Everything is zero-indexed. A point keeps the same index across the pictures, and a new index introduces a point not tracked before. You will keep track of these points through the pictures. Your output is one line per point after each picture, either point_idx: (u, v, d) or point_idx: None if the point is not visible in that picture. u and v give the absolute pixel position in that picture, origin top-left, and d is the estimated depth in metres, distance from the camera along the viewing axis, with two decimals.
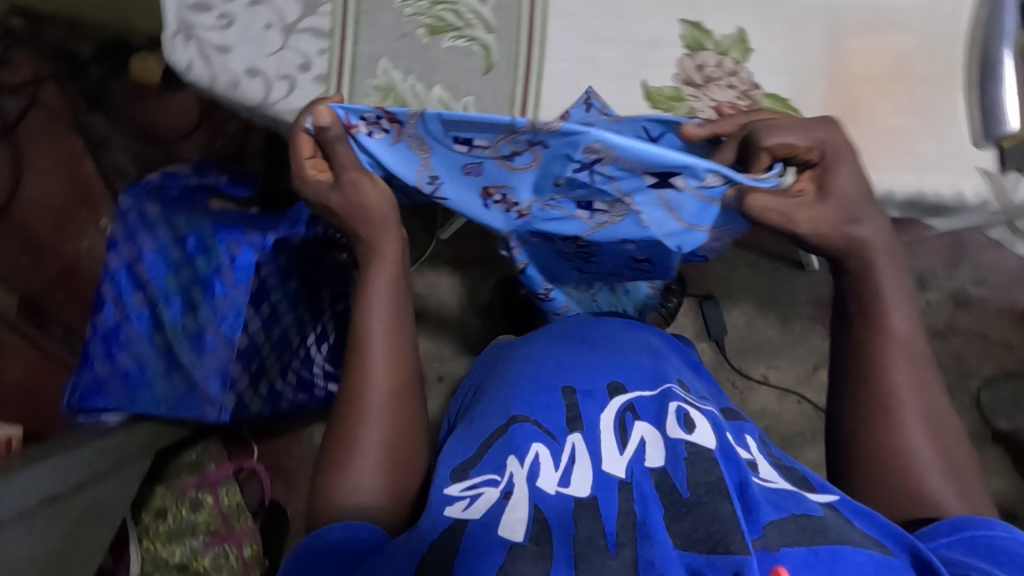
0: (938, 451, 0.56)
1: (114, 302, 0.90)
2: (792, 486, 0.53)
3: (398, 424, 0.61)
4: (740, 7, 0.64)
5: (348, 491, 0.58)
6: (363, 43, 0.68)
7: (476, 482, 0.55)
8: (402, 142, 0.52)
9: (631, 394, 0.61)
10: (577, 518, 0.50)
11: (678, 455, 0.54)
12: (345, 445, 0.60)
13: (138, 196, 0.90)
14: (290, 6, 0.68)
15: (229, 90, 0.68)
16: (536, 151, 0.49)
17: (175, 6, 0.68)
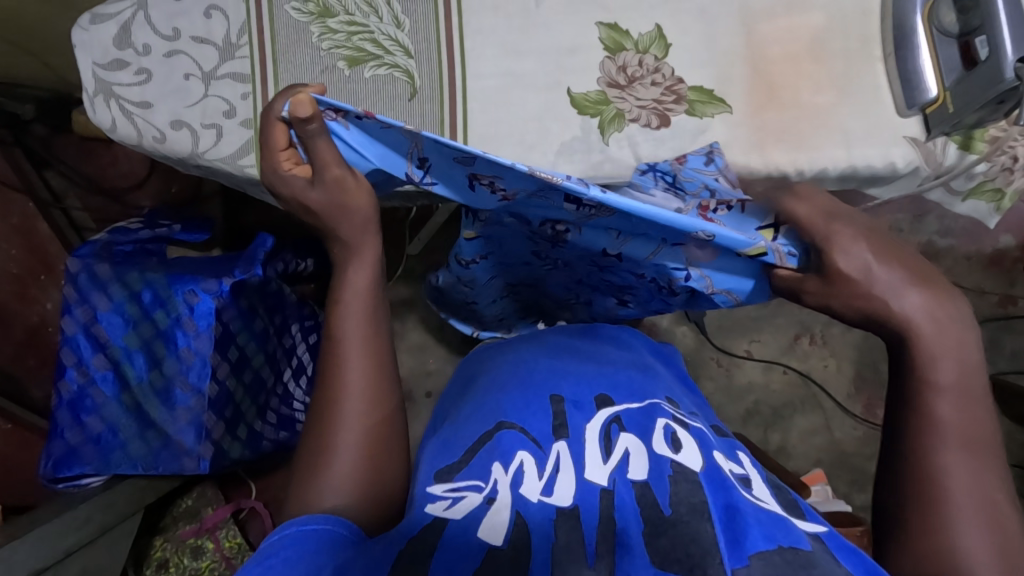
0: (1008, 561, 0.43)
1: (75, 367, 0.89)
2: (782, 510, 0.49)
3: (379, 425, 0.56)
4: (653, 5, 0.66)
5: (326, 487, 0.52)
6: (285, 82, 0.67)
7: (460, 485, 0.52)
8: (390, 129, 0.49)
9: (618, 406, 0.60)
10: (559, 522, 0.46)
11: (662, 472, 0.51)
12: (323, 441, 0.54)
13: (86, 257, 0.89)
14: (206, 53, 0.67)
15: (157, 146, 0.68)
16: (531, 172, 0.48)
17: (91, 67, 0.67)
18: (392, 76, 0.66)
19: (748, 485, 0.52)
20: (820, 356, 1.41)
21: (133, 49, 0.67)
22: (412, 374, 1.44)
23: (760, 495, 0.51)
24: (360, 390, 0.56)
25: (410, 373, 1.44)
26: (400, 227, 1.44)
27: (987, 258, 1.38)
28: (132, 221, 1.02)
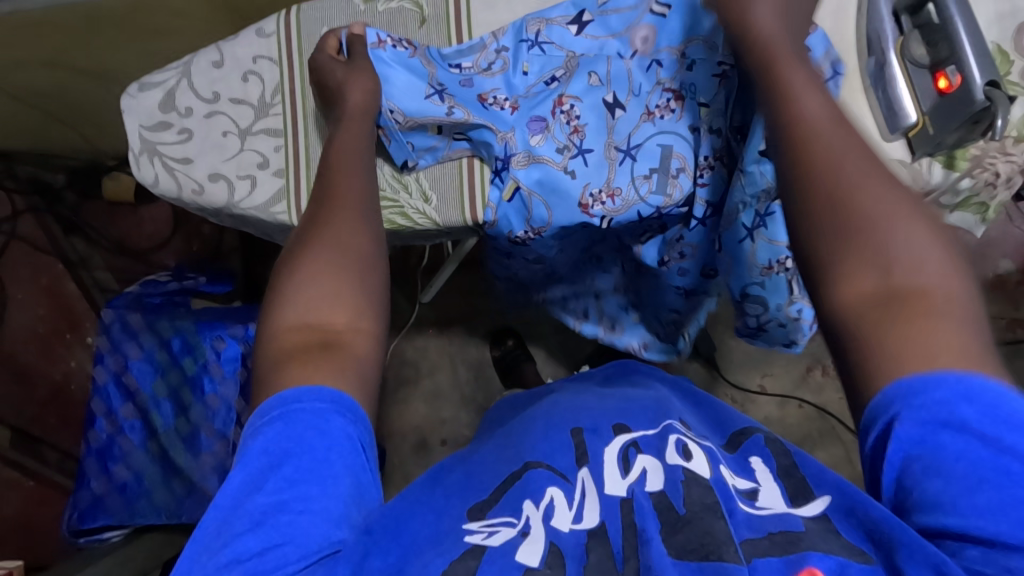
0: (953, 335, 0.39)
1: (105, 416, 0.91)
2: (786, 505, 0.46)
3: (336, 306, 0.49)
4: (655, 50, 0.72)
5: (293, 321, 0.48)
6: (314, 136, 0.73)
7: (494, 522, 0.47)
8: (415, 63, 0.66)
9: (634, 432, 0.55)
10: (590, 544, 0.45)
11: (675, 478, 0.48)
12: (283, 287, 0.50)
13: (120, 309, 0.93)
14: (243, 113, 0.73)
15: (195, 197, 0.73)
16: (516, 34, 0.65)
17: (137, 129, 0.73)
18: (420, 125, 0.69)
19: (755, 497, 0.47)
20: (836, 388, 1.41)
21: (177, 111, 0.73)
22: (427, 422, 1.44)
23: (766, 498, 0.47)
24: (330, 248, 0.51)
25: (426, 421, 1.44)
26: (413, 275, 1.48)
27: (991, 282, 1.42)
28: (161, 275, 1.06)
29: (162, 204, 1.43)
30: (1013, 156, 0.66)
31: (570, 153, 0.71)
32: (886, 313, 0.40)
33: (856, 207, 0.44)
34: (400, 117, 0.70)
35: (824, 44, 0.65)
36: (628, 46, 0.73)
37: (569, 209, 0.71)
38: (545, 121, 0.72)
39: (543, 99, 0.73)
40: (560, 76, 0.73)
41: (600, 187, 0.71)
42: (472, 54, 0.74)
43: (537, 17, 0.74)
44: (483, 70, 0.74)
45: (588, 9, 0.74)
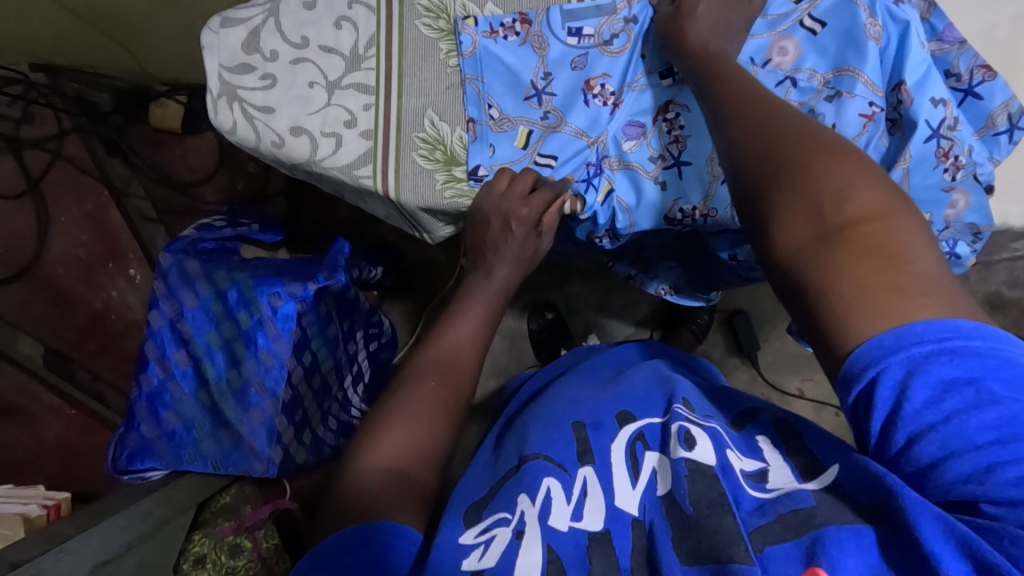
0: (870, 259, 0.37)
1: (158, 361, 0.89)
2: (792, 479, 0.43)
3: (422, 425, 0.52)
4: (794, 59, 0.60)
5: (383, 448, 0.49)
6: (408, 96, 0.66)
7: (489, 524, 0.46)
8: (528, 43, 0.64)
9: (641, 422, 0.53)
10: (592, 551, 0.43)
11: (678, 473, 0.45)
12: (383, 415, 0.52)
13: (177, 253, 0.89)
14: (333, 63, 0.67)
15: (274, 150, 0.68)
16: (628, 33, 0.63)
17: (217, 68, 0.67)
18: (515, 125, 0.65)
19: (764, 478, 0.44)
20: None
21: (261, 54, 0.67)
22: None
23: (776, 478, 0.44)
24: (435, 389, 0.54)
25: None
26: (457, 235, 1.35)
27: None
28: (215, 219, 1.02)
29: (209, 136, 1.37)
30: None
31: (664, 163, 0.64)
32: (820, 263, 0.39)
33: (779, 164, 0.44)
34: (496, 115, 0.65)
35: (1005, 94, 0.57)
36: (763, 52, 0.61)
37: (653, 218, 0.64)
38: (643, 127, 0.64)
39: (648, 102, 0.64)
40: (677, 73, 0.62)
41: (694, 204, 0.62)
42: (598, 16, 0.63)
43: None
44: (602, 43, 0.63)
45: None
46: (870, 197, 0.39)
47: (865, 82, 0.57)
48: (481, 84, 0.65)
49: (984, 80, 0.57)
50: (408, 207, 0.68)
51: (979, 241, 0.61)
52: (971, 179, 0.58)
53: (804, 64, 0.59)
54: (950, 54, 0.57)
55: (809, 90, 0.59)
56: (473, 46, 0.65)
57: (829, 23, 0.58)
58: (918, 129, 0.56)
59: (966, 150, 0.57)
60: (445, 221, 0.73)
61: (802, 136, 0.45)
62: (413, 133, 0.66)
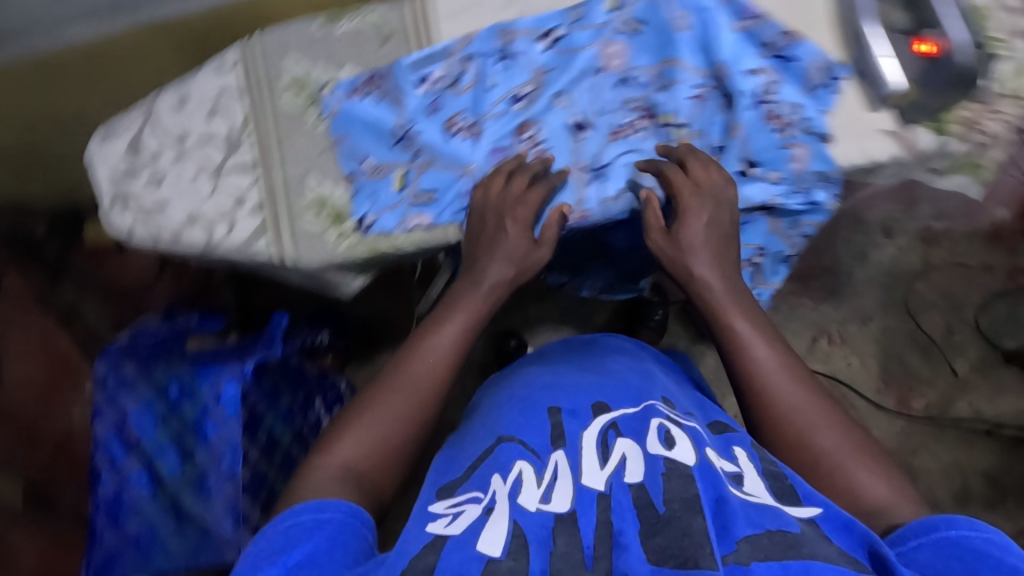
0: (832, 442, 0.54)
1: (109, 470, 0.88)
2: (773, 499, 0.47)
3: (390, 431, 0.57)
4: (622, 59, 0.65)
5: (348, 445, 0.56)
6: (288, 166, 0.70)
7: (460, 499, 0.51)
8: (384, 99, 0.69)
9: (614, 412, 0.57)
10: (557, 530, 0.45)
11: (655, 471, 0.48)
12: (356, 413, 0.58)
13: (113, 359, 0.91)
14: (213, 151, 0.71)
15: (173, 242, 0.71)
16: (472, 69, 0.68)
17: (107, 179, 0.72)
18: (390, 171, 0.69)
19: (740, 482, 0.48)
20: (843, 355, 1.37)
21: (145, 157, 0.72)
22: None
23: (752, 486, 0.48)
24: (398, 402, 0.59)
25: None
26: (408, 287, 1.39)
27: (985, 233, 1.39)
28: (151, 319, 1.04)
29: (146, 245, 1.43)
30: (1000, 111, 0.61)
31: (533, 177, 0.67)
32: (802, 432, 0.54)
33: (761, 373, 0.57)
34: (370, 166, 0.69)
35: (815, 52, 0.62)
36: (597, 60, 0.65)
37: (536, 230, 0.67)
38: (507, 150, 0.67)
39: (506, 126, 0.67)
40: (526, 94, 0.67)
41: (570, 205, 0.66)
42: (439, 62, 0.68)
43: (507, 27, 0.67)
44: (450, 84, 0.68)
45: (556, 24, 0.66)
46: (863, 469, 0.52)
47: (685, 68, 0.63)
48: (351, 142, 0.69)
49: (792, 44, 0.62)
50: (311, 267, 0.71)
51: (832, 186, 0.65)
52: (806, 133, 0.63)
53: (634, 63, 0.65)
54: (756, 28, 0.62)
55: (645, 85, 0.65)
56: (335, 109, 0.69)
57: (647, 22, 0.64)
58: (741, 99, 0.62)
59: (789, 108, 0.62)
60: (355, 272, 0.76)
61: (789, 381, 0.56)
62: (299, 199, 0.70)
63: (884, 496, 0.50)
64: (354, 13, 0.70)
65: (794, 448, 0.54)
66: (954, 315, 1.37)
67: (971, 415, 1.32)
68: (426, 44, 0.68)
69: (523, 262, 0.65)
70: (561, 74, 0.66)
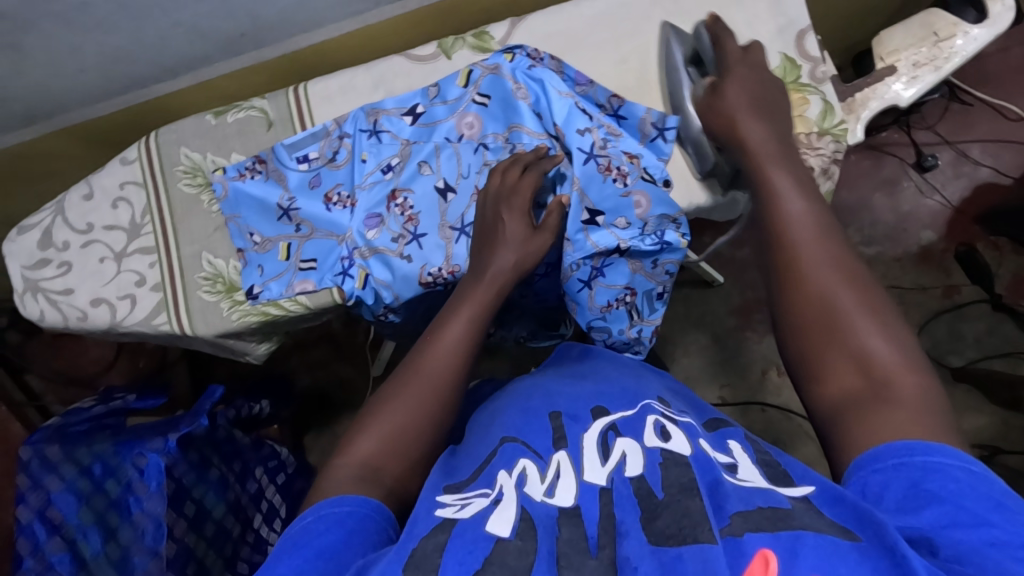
0: (866, 324, 0.48)
1: (32, 554, 0.88)
2: (768, 482, 0.43)
3: (414, 419, 0.55)
4: (476, 128, 0.72)
5: (366, 449, 0.52)
6: (185, 245, 0.76)
7: (468, 493, 0.47)
8: (270, 179, 0.75)
9: (613, 416, 0.54)
10: (561, 521, 0.42)
11: (654, 461, 0.45)
12: (376, 411, 0.55)
13: (37, 443, 0.92)
14: (117, 237, 0.77)
15: (80, 324, 0.76)
16: (346, 145, 0.75)
17: (20, 270, 0.77)
18: (277, 243, 0.74)
19: (734, 470, 0.45)
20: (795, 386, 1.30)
21: (55, 247, 0.78)
22: None
23: (745, 472, 0.45)
24: (417, 390, 0.56)
25: None
26: (361, 352, 1.42)
27: (915, 255, 1.33)
28: (87, 400, 1.07)
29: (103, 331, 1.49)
30: (820, 149, 0.66)
31: (405, 240, 0.72)
32: (833, 323, 0.48)
33: (794, 265, 0.52)
34: (258, 239, 0.74)
35: (643, 107, 0.69)
36: (456, 130, 0.72)
37: (411, 288, 0.71)
38: (381, 216, 0.73)
39: (378, 194, 0.73)
40: (396, 165, 0.73)
41: (440, 265, 0.70)
42: (316, 142, 0.75)
43: (374, 107, 0.74)
44: (328, 161, 0.75)
45: (418, 102, 0.74)
46: (869, 331, 0.47)
47: (529, 131, 0.69)
48: (240, 220, 0.75)
49: (621, 104, 0.69)
50: (207, 337, 0.76)
51: (682, 225, 0.69)
52: (642, 181, 0.68)
53: (487, 130, 0.71)
54: (589, 92, 0.70)
55: (499, 149, 0.71)
56: (225, 190, 0.75)
57: (492, 94, 0.70)
58: (575, 156, 0.67)
59: (624, 160, 0.68)
60: (257, 339, 0.80)
61: (814, 241, 0.52)
62: (195, 275, 0.75)
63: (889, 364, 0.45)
64: (238, 106, 0.77)
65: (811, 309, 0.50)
66: None
67: None
68: (305, 127, 0.76)
69: (526, 249, 0.65)
70: (425, 144, 0.73)
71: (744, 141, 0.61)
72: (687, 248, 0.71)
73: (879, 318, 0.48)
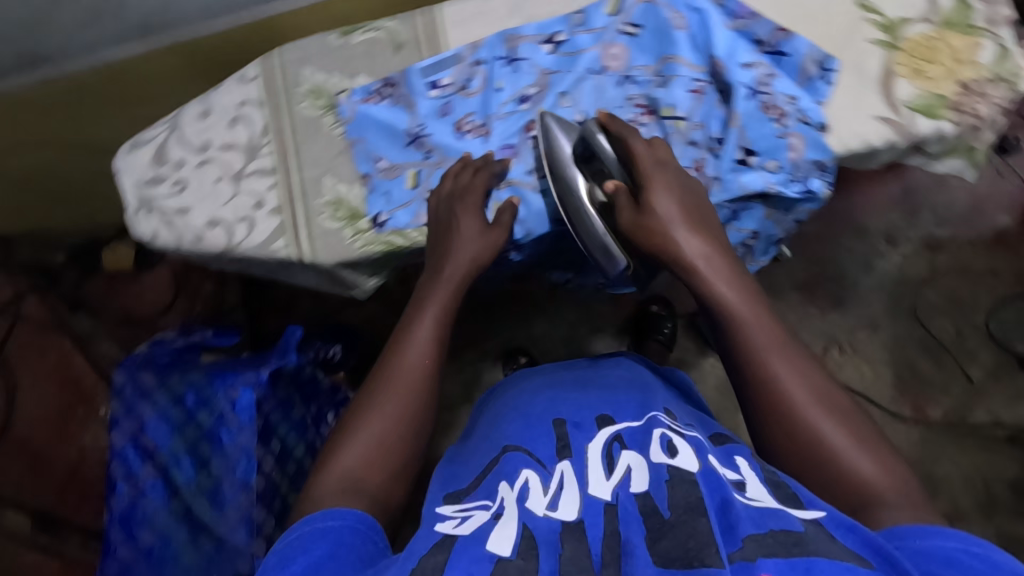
0: (850, 440, 0.50)
1: (126, 480, 0.89)
2: (778, 502, 0.44)
3: (390, 432, 0.56)
4: (623, 58, 0.68)
5: (341, 467, 0.54)
6: (306, 169, 0.73)
7: (469, 507, 0.51)
8: (398, 104, 0.73)
9: (619, 425, 0.56)
10: (564, 535, 0.43)
11: (661, 478, 0.46)
12: (343, 435, 0.56)
13: (131, 370, 0.94)
14: (234, 157, 0.75)
15: (195, 245, 0.73)
16: (480, 73, 0.72)
17: (133, 187, 0.75)
18: (404, 170, 0.72)
19: (742, 488, 0.46)
20: (854, 363, 1.25)
21: (170, 164, 0.75)
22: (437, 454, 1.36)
23: (755, 492, 0.45)
24: (385, 404, 0.57)
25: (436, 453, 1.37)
26: None
27: (989, 239, 1.27)
28: (169, 332, 1.06)
29: (161, 269, 1.39)
30: (992, 96, 0.65)
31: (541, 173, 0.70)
32: (826, 442, 0.50)
33: (779, 395, 0.53)
34: (385, 166, 0.72)
35: (807, 45, 0.66)
36: (599, 61, 0.69)
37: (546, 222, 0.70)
38: (515, 148, 0.70)
39: (514, 125, 0.70)
40: (533, 94, 0.70)
41: None
42: (449, 68, 0.72)
43: (512, 33, 0.71)
44: (461, 88, 0.72)
45: (559, 29, 0.70)
46: (861, 457, 0.49)
47: (684, 64, 0.66)
48: (365, 143, 0.73)
49: (785, 40, 0.66)
50: (327, 266, 0.73)
51: (828, 174, 0.67)
52: (801, 123, 0.65)
53: (635, 63, 0.68)
54: (749, 25, 0.66)
55: (646, 83, 0.68)
56: (352, 113, 0.73)
57: (644, 25, 0.68)
58: (738, 90, 0.64)
59: (786, 100, 0.65)
60: (368, 273, 0.78)
61: (803, 379, 0.53)
62: (316, 200, 0.73)
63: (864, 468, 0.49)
64: (365, 26, 0.74)
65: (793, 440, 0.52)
66: (963, 320, 1.25)
67: (990, 423, 1.19)
68: (435, 52, 0.73)
69: (482, 244, 0.65)
70: (566, 74, 0.69)
71: (706, 288, 0.58)
72: (825, 199, 0.68)
73: (844, 430, 0.51)
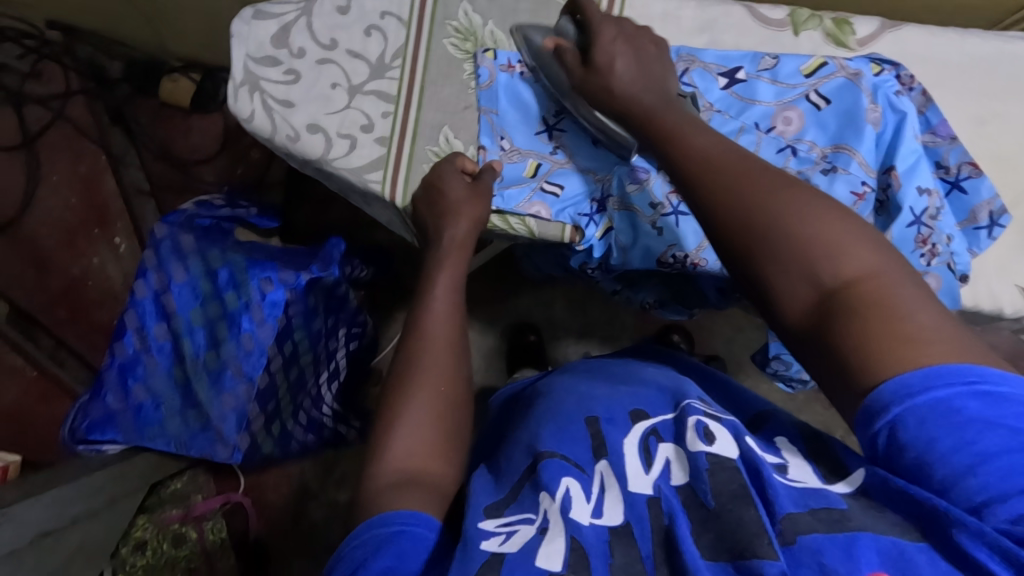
0: (869, 251, 0.39)
1: (136, 331, 0.90)
2: (819, 479, 0.40)
3: (444, 422, 0.50)
4: (800, 122, 0.62)
5: (391, 462, 0.47)
6: (427, 110, 0.68)
7: (513, 519, 0.42)
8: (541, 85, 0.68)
9: (653, 419, 0.47)
10: (614, 544, 0.39)
11: (698, 466, 0.41)
12: (390, 422, 0.49)
13: (172, 227, 0.90)
14: (358, 68, 0.69)
15: (287, 143, 0.67)
16: None
17: (243, 57, 0.67)
18: (525, 158, 0.67)
19: (785, 471, 0.41)
20: None
21: (289, 50, 0.68)
22: None
23: (798, 472, 0.41)
24: (431, 379, 0.51)
25: None
26: None
27: None
28: (215, 197, 1.01)
29: (216, 118, 1.32)
30: None
31: (664, 210, 0.64)
32: (841, 281, 0.38)
33: (770, 241, 0.41)
34: (507, 146, 0.67)
35: (988, 191, 0.61)
36: (769, 119, 0.63)
37: (646, 260, 0.67)
38: (648, 173, 0.64)
39: None
40: None
41: (686, 252, 0.65)
42: None
43: (691, 54, 0.65)
44: None
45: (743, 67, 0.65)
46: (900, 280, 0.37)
47: (860, 161, 0.60)
48: (494, 117, 0.68)
49: (970, 176, 0.61)
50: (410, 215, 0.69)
51: None
52: (943, 266, 0.60)
53: (806, 135, 0.62)
54: (940, 147, 0.61)
55: (808, 161, 0.61)
56: (490, 79, 0.68)
57: (834, 101, 0.62)
58: (902, 214, 0.59)
59: (943, 239, 0.60)
60: None
61: (789, 205, 0.41)
62: (426, 146, 0.68)
63: (867, 261, 0.38)
64: None
65: (797, 268, 0.39)
66: None
67: None
68: None
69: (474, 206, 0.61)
70: (729, 118, 0.62)
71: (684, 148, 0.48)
72: None
73: (862, 246, 0.39)
